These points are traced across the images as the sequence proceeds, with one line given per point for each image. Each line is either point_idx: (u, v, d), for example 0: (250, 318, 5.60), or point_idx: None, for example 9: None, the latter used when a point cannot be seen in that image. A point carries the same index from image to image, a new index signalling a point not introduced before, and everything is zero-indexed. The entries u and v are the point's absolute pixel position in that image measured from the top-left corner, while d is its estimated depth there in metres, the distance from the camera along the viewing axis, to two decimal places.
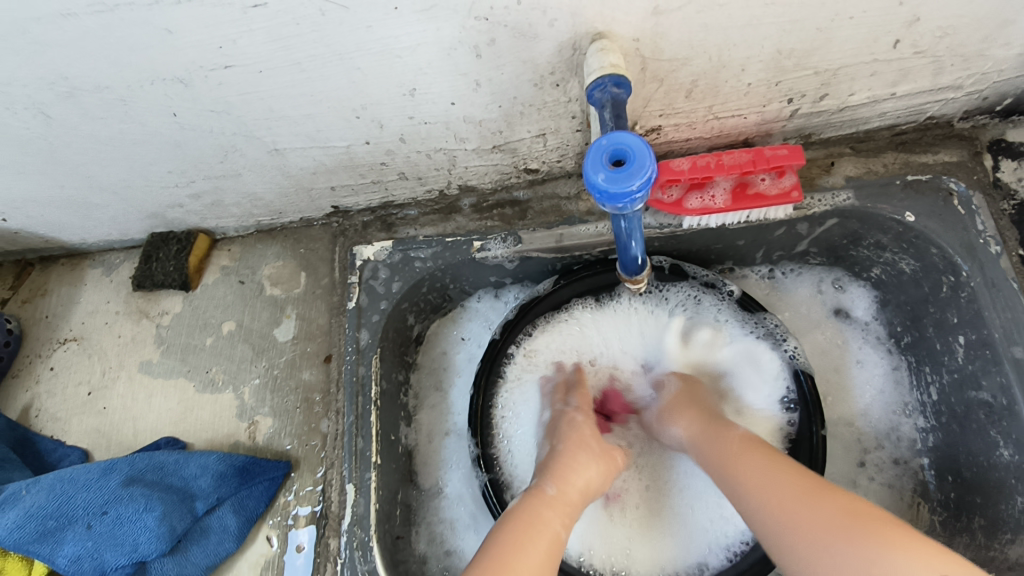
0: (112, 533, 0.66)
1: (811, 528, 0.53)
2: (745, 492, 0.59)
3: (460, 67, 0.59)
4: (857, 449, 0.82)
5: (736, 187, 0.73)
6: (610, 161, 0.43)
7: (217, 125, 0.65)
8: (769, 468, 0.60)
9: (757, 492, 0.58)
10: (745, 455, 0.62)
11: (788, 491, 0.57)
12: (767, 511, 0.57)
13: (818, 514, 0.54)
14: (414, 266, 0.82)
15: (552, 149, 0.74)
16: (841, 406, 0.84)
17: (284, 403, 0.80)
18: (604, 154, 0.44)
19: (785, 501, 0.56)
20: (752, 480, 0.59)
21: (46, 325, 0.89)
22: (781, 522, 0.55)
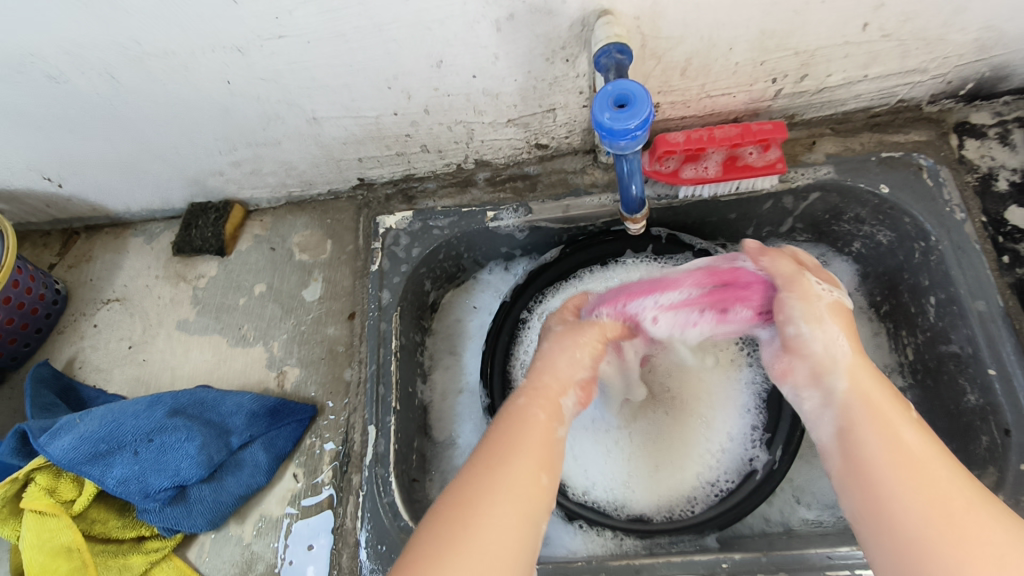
0: (157, 459, 0.74)
1: (931, 517, 0.49)
2: (870, 459, 0.54)
3: (483, 41, 0.67)
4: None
5: (727, 160, 0.81)
6: (614, 103, 0.51)
7: (265, 92, 0.73)
8: (918, 460, 0.52)
9: (931, 489, 0.50)
10: (904, 430, 0.55)
11: (925, 480, 0.51)
12: (927, 511, 0.49)
13: (948, 508, 0.49)
14: (433, 234, 0.89)
15: (562, 124, 0.83)
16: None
17: (311, 355, 0.87)
18: (609, 98, 0.52)
19: (915, 484, 0.51)
20: (887, 455, 0.53)
21: (90, 287, 0.96)
22: (899, 501, 0.51)
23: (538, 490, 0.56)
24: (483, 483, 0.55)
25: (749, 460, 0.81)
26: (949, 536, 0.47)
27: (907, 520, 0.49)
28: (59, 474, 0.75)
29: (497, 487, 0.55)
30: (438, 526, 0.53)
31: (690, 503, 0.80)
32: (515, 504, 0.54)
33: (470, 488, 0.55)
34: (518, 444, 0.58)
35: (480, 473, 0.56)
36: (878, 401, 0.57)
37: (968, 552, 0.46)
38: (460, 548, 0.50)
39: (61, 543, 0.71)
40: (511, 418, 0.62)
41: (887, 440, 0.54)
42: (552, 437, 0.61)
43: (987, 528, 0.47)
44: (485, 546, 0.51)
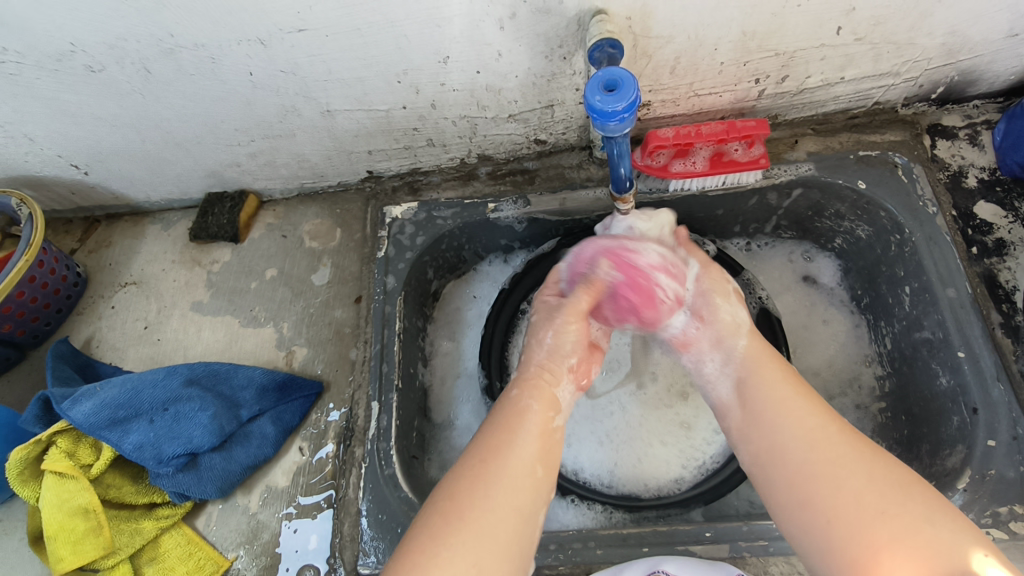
0: (171, 427, 0.78)
1: (809, 446, 0.58)
2: (756, 409, 0.64)
3: (488, 38, 0.73)
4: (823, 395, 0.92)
5: (713, 156, 0.87)
6: (604, 87, 0.56)
7: (284, 84, 0.79)
8: (793, 401, 0.62)
9: (802, 438, 0.59)
10: (779, 377, 0.65)
11: (802, 414, 0.61)
12: (803, 455, 0.58)
13: (819, 433, 0.58)
14: (437, 223, 0.94)
15: (559, 121, 0.88)
16: (810, 360, 0.94)
17: (318, 335, 0.91)
18: (599, 82, 0.57)
19: (795, 420, 0.60)
20: (772, 400, 0.63)
21: (109, 271, 1.01)
22: (784, 437, 0.60)
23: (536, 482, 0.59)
24: (476, 474, 0.58)
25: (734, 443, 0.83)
26: (828, 459, 0.56)
27: (795, 452, 0.58)
28: (77, 439, 0.79)
29: (491, 480, 0.57)
30: (433, 517, 0.56)
31: (677, 483, 0.83)
32: (509, 496, 0.57)
33: (465, 479, 0.58)
34: (518, 437, 0.61)
35: (474, 466, 0.59)
36: (757, 360, 0.68)
37: (842, 467, 0.55)
38: (454, 538, 0.54)
39: (79, 505, 0.75)
40: (505, 415, 0.64)
41: (771, 388, 0.64)
42: (548, 428, 0.63)
43: (844, 440, 0.57)
44: (479, 530, 0.54)
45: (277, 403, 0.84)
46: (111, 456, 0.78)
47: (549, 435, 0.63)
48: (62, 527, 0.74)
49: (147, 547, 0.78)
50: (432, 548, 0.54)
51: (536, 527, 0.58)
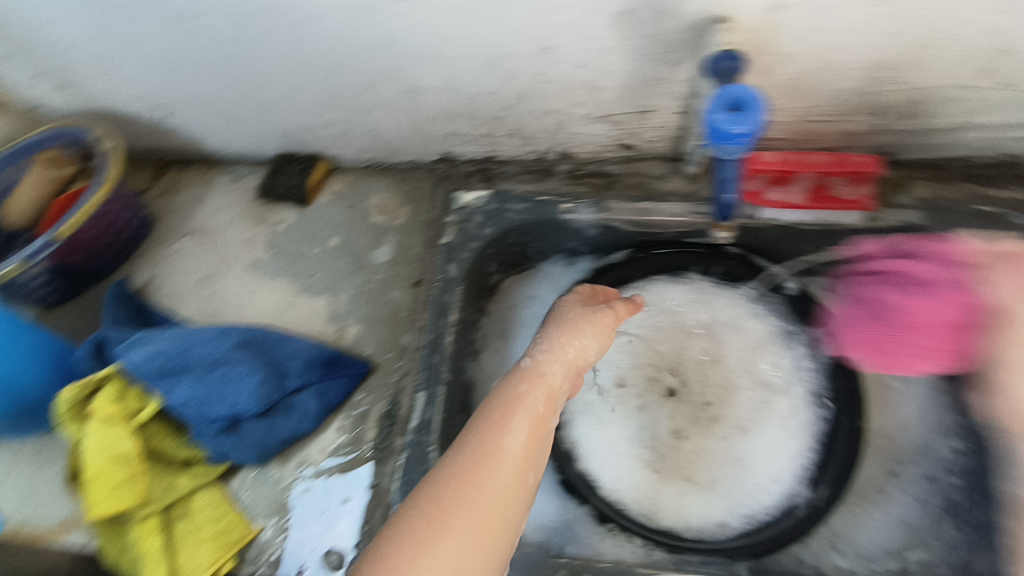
0: (217, 387, 0.78)
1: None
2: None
3: (597, 33, 0.68)
4: (890, 458, 0.87)
5: (814, 189, 0.81)
6: (728, 105, 0.51)
7: (376, 54, 0.76)
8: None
9: None
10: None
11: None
12: None
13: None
14: (507, 216, 0.91)
15: (653, 128, 0.83)
16: (882, 422, 0.89)
17: (372, 314, 0.89)
18: (724, 99, 0.52)
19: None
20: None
21: (175, 217, 1.01)
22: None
23: (518, 492, 0.53)
24: (456, 479, 0.50)
25: (790, 496, 0.81)
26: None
27: None
28: (127, 387, 0.79)
29: (473, 487, 0.50)
30: (407, 528, 0.47)
31: (721, 528, 0.80)
32: (497, 505, 0.51)
33: (445, 487, 0.50)
34: (513, 433, 0.55)
35: (456, 466, 0.51)
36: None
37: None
38: (431, 551, 0.45)
39: (122, 451, 0.75)
40: (502, 407, 0.57)
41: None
42: (544, 426, 0.58)
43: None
44: (470, 540, 0.47)
45: (324, 379, 0.83)
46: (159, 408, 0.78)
47: (536, 433, 0.57)
48: (100, 470, 0.74)
49: (179, 502, 0.78)
50: (401, 569, 0.44)
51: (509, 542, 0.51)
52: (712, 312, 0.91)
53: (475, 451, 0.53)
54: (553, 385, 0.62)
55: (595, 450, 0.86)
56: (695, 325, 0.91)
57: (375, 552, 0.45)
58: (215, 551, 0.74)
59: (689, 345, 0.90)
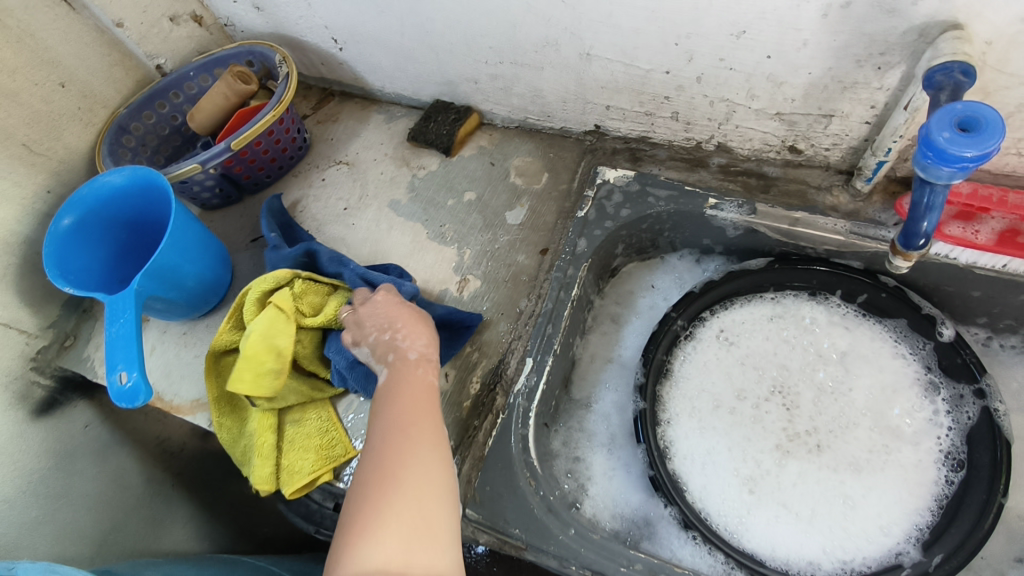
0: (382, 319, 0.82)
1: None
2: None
3: (800, 23, 0.63)
4: (1021, 544, 0.77)
5: (1007, 232, 0.71)
6: (957, 124, 0.46)
7: (557, 15, 0.75)
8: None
9: None
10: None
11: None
12: None
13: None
14: (647, 201, 0.88)
15: (829, 135, 0.77)
16: (1020, 504, 0.79)
17: (495, 273, 0.90)
18: (953, 116, 0.47)
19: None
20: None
21: (329, 145, 1.07)
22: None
23: (439, 441, 0.61)
24: (404, 453, 0.58)
25: (896, 553, 0.74)
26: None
27: None
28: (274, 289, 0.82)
29: (413, 451, 0.59)
30: (367, 489, 0.56)
31: (811, 566, 0.75)
32: (434, 454, 0.59)
33: (387, 457, 0.58)
34: (390, 398, 0.65)
35: (395, 439, 0.60)
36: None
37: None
38: (394, 506, 0.54)
39: (279, 346, 0.78)
40: (406, 392, 0.65)
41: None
42: (425, 380, 0.67)
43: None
44: (420, 495, 0.56)
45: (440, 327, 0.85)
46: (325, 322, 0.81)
47: (436, 409, 0.65)
48: (252, 355, 0.77)
49: (295, 409, 0.84)
50: (369, 532, 0.52)
51: (451, 498, 0.58)
52: (845, 342, 0.85)
53: (396, 416, 0.62)
54: (426, 355, 0.71)
55: (691, 454, 0.83)
56: (824, 351, 0.85)
57: (345, 532, 0.53)
58: (317, 462, 0.80)
59: (812, 370, 0.84)
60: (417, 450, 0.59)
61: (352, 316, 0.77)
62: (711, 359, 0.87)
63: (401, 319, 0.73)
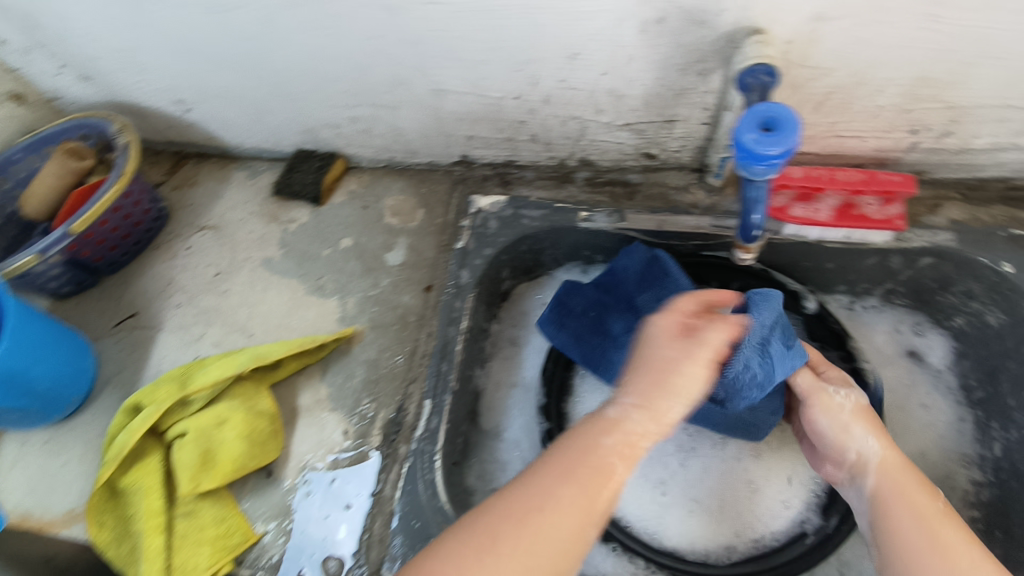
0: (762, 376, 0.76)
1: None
2: (894, 531, 0.62)
3: (624, 40, 0.66)
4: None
5: (842, 207, 0.77)
6: (761, 125, 0.49)
7: (402, 54, 0.73)
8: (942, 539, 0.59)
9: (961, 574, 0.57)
10: (929, 514, 0.62)
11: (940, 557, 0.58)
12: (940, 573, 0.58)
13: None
14: (522, 223, 0.89)
15: (676, 138, 0.81)
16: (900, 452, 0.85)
17: (383, 318, 0.88)
18: (757, 116, 0.50)
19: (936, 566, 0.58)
20: (916, 526, 0.61)
21: (190, 211, 1.01)
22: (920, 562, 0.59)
23: (585, 523, 0.57)
24: (572, 513, 0.57)
25: (800, 522, 0.78)
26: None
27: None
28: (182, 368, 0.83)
29: (530, 522, 0.56)
30: (461, 549, 0.56)
31: (728, 551, 0.77)
32: (552, 526, 0.56)
33: (504, 520, 0.56)
34: (568, 484, 0.58)
35: (515, 504, 0.57)
36: (910, 498, 0.63)
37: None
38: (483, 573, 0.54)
39: (262, 409, 0.79)
40: (580, 452, 0.60)
41: (928, 535, 0.60)
42: (603, 456, 0.60)
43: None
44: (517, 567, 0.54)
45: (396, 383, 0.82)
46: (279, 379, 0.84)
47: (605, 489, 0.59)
48: (249, 426, 0.77)
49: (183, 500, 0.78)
50: None
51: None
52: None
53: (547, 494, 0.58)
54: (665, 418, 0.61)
55: None
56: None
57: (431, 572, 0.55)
58: (214, 555, 0.74)
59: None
60: (532, 522, 0.56)
61: (658, 314, 0.66)
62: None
63: (653, 361, 0.63)
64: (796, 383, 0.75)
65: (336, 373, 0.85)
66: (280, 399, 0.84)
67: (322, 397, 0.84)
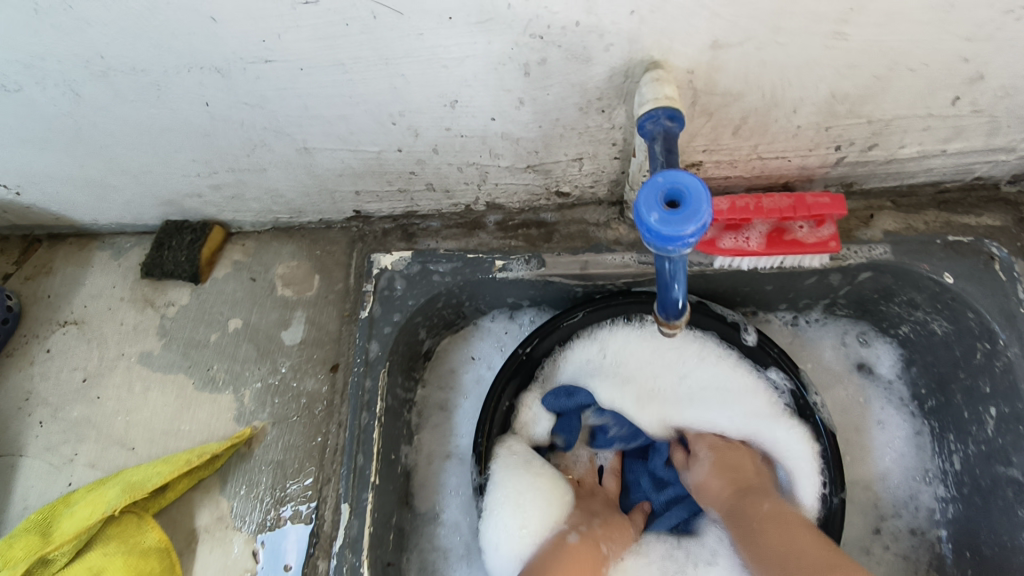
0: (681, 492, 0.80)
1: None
2: (744, 538, 0.68)
3: (506, 84, 0.57)
4: (873, 514, 0.78)
5: (773, 232, 0.71)
6: (665, 201, 0.44)
7: (249, 118, 0.64)
8: (785, 528, 0.66)
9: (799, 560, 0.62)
10: (765, 516, 0.68)
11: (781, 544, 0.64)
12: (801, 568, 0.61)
13: (823, 553, 0.62)
14: (431, 279, 0.78)
15: (587, 174, 0.72)
16: (861, 477, 0.80)
17: (285, 409, 0.77)
18: (659, 191, 0.45)
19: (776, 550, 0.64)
20: (754, 528, 0.68)
21: (46, 305, 0.86)
22: (766, 554, 0.65)
23: None
24: None
25: None
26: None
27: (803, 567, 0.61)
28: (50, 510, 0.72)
29: None
30: None
31: None
32: None
33: None
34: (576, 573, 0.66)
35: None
36: (747, 509, 0.70)
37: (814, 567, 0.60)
38: None
39: (148, 546, 0.70)
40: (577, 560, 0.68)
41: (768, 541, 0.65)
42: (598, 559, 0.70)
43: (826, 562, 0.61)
44: None
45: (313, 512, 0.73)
46: (166, 506, 0.73)
47: None
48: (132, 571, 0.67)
49: None
50: None
51: None
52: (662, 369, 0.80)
53: None
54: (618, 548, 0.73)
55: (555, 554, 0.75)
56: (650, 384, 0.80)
57: None
58: None
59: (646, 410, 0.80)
60: None
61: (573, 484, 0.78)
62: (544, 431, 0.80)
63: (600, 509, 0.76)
64: (689, 475, 0.77)
65: (237, 482, 0.74)
66: (174, 522, 0.73)
67: (224, 514, 0.73)
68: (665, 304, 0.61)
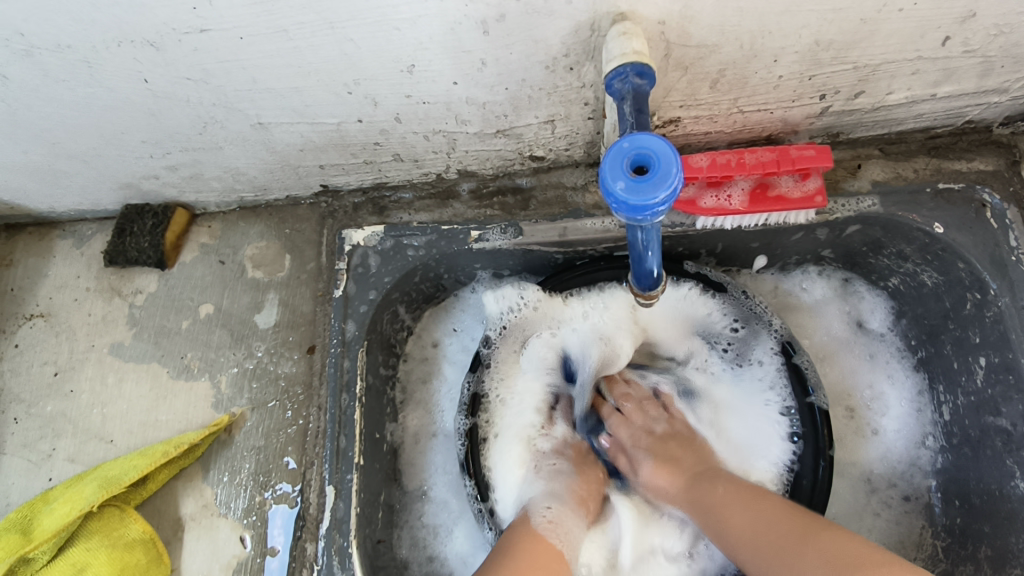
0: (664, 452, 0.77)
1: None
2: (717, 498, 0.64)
3: (465, 44, 0.53)
4: (864, 484, 0.78)
5: (756, 188, 0.67)
6: (631, 167, 0.43)
7: (195, 93, 0.59)
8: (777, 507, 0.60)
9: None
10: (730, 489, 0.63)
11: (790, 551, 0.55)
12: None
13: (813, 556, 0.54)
14: (406, 255, 0.75)
15: (560, 137, 0.69)
16: (857, 447, 0.79)
17: (263, 394, 0.75)
18: (625, 158, 0.43)
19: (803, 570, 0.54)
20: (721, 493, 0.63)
21: (11, 298, 0.83)
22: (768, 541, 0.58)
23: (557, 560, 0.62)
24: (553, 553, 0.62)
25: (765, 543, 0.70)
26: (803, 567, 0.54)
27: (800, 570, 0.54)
28: (28, 506, 0.71)
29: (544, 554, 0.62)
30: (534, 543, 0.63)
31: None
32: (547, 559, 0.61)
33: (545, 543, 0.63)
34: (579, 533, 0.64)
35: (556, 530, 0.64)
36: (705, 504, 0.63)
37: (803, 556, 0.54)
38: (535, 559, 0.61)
39: (132, 537, 0.69)
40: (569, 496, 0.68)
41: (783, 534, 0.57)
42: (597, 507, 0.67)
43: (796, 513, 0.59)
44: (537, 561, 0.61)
45: (297, 496, 0.71)
46: (147, 497, 0.72)
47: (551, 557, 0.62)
48: (115, 566, 0.67)
49: None
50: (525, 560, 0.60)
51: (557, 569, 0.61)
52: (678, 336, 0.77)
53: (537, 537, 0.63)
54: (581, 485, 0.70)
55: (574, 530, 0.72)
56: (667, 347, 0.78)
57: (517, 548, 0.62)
58: None
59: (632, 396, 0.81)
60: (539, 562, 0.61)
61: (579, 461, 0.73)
62: (520, 427, 0.76)
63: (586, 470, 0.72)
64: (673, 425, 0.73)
65: (219, 469, 0.73)
66: (159, 513, 0.72)
67: (208, 502, 0.72)
68: (640, 273, 0.61)
